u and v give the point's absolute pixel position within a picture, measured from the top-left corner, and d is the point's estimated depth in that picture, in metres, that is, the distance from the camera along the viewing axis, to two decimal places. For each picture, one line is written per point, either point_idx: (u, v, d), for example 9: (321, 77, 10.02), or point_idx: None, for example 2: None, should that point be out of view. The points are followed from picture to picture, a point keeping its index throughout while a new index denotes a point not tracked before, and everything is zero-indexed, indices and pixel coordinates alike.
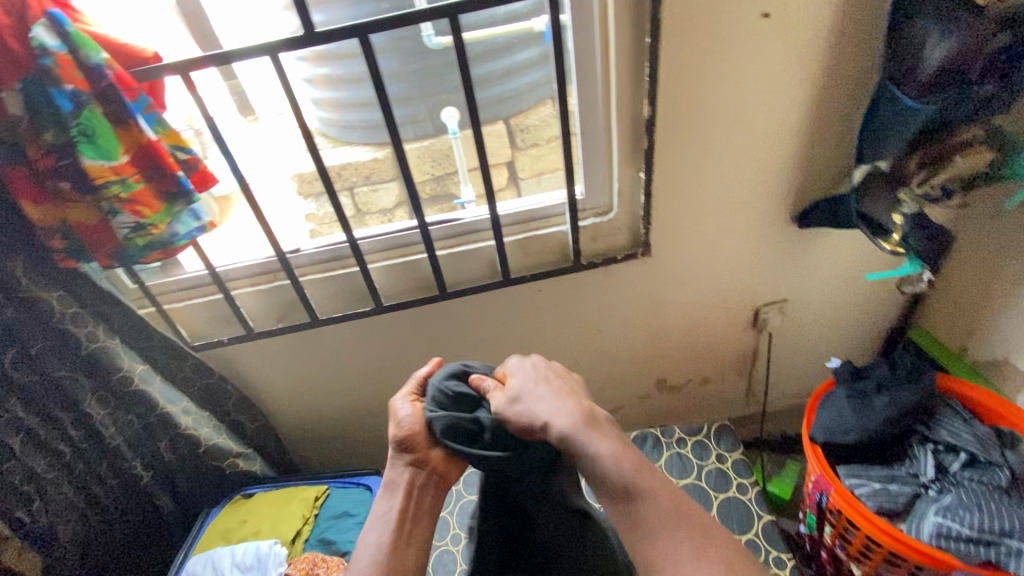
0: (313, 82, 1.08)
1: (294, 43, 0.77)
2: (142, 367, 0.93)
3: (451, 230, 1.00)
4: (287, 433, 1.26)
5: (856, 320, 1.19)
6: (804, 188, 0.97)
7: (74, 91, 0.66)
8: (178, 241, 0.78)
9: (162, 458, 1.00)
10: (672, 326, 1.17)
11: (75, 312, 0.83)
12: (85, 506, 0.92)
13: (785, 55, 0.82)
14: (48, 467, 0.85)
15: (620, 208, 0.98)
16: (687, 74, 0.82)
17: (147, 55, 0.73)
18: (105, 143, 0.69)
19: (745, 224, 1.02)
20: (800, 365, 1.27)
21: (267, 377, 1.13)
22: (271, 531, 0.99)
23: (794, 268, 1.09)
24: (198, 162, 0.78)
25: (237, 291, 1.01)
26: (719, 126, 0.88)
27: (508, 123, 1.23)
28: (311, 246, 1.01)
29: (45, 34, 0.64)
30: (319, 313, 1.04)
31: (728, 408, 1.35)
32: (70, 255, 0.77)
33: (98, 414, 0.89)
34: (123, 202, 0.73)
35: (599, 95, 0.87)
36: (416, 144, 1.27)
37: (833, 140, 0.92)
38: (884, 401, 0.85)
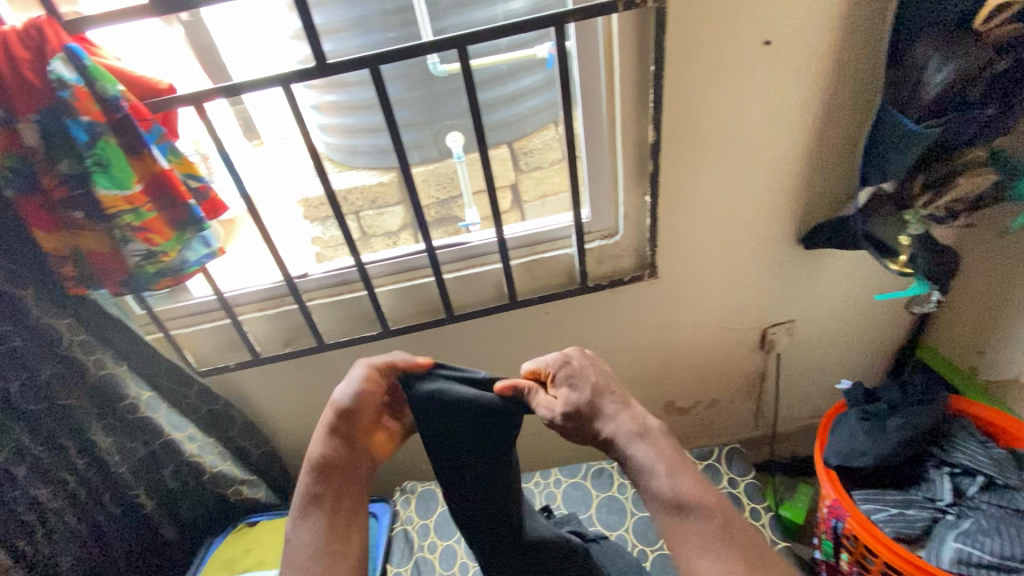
0: (321, 109, 1.11)
1: (306, 73, 0.79)
2: (149, 394, 0.92)
3: (458, 254, 1.01)
4: (291, 459, 1.24)
5: (865, 340, 1.18)
6: (809, 209, 0.98)
7: (89, 122, 0.67)
8: (188, 268, 0.79)
9: (165, 485, 0.98)
10: (679, 347, 1.16)
11: (83, 339, 0.82)
12: (87, 534, 0.92)
13: (787, 80, 0.83)
14: (51, 496, 0.85)
15: (626, 230, 0.98)
16: (690, 99, 0.84)
17: (162, 87, 0.74)
18: (118, 172, 0.70)
19: (752, 245, 1.02)
20: (808, 386, 1.26)
21: (273, 402, 1.12)
22: (276, 562, 0.97)
23: (801, 289, 1.09)
24: (209, 190, 0.79)
25: (244, 316, 1.01)
26: (723, 149, 0.89)
27: (512, 147, 1.25)
28: (319, 271, 1.01)
29: (64, 67, 0.65)
30: (326, 338, 1.04)
31: (737, 429, 1.34)
32: (81, 282, 0.78)
33: (104, 441, 0.89)
34: (135, 230, 0.73)
35: (605, 120, 0.88)
36: (421, 168, 1.29)
37: (836, 162, 0.92)
38: (898, 423, 0.84)
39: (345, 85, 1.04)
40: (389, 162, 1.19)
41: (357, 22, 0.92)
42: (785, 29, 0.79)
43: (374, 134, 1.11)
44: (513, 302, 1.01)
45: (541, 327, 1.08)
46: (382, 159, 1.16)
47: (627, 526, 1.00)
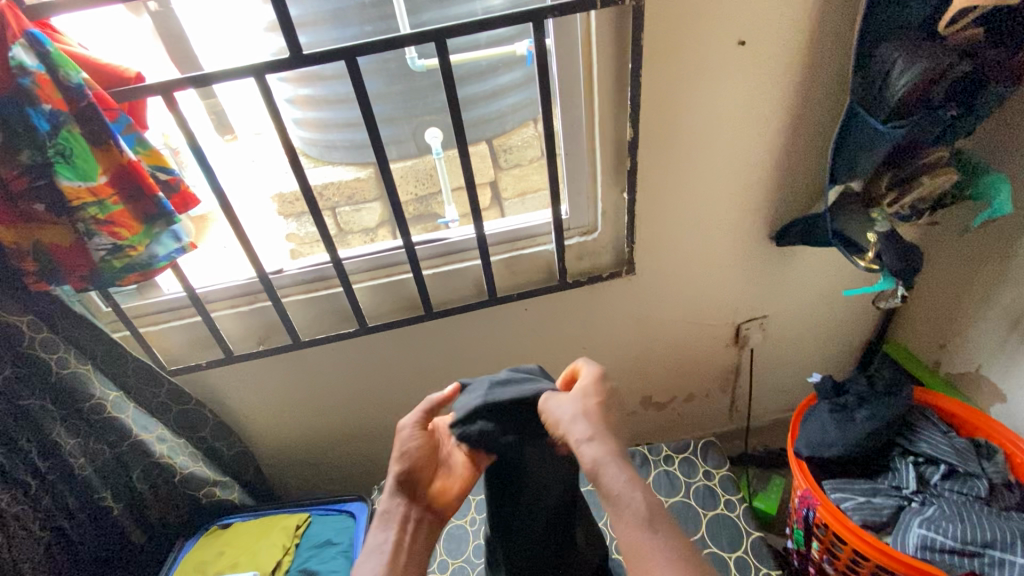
0: (295, 103, 1.08)
1: (280, 64, 0.77)
2: (116, 394, 0.89)
3: (437, 250, 1.00)
4: (266, 459, 1.22)
5: (834, 335, 1.22)
6: (781, 207, 1.00)
7: (52, 111, 0.65)
8: (156, 264, 0.76)
9: (134, 488, 0.96)
10: (656, 343, 1.18)
11: (45, 337, 0.79)
12: (49, 540, 0.88)
13: (761, 81, 0.85)
14: (10, 501, 0.82)
15: (604, 227, 0.99)
16: (667, 97, 0.84)
17: (130, 75, 0.72)
18: (82, 163, 0.67)
19: (727, 241, 1.04)
20: (781, 380, 1.29)
21: (247, 401, 1.10)
22: (249, 564, 0.95)
23: (774, 286, 1.12)
24: (179, 183, 0.76)
25: (217, 313, 0.99)
26: (698, 148, 0.91)
27: (491, 144, 1.24)
28: (294, 267, 0.99)
29: (24, 53, 0.63)
30: (302, 335, 1.02)
31: (712, 424, 1.36)
32: (43, 278, 0.75)
33: (68, 443, 0.86)
34: (100, 223, 0.71)
35: (584, 118, 0.88)
36: (399, 164, 1.28)
37: (808, 161, 0.95)
38: (865, 414, 0.86)
39: (322, 79, 1.02)
40: (365, 157, 1.17)
41: (333, 14, 0.91)
42: (759, 29, 0.80)
43: (351, 129, 1.10)
44: (492, 298, 1.01)
45: (521, 323, 1.08)
46: (359, 154, 1.15)
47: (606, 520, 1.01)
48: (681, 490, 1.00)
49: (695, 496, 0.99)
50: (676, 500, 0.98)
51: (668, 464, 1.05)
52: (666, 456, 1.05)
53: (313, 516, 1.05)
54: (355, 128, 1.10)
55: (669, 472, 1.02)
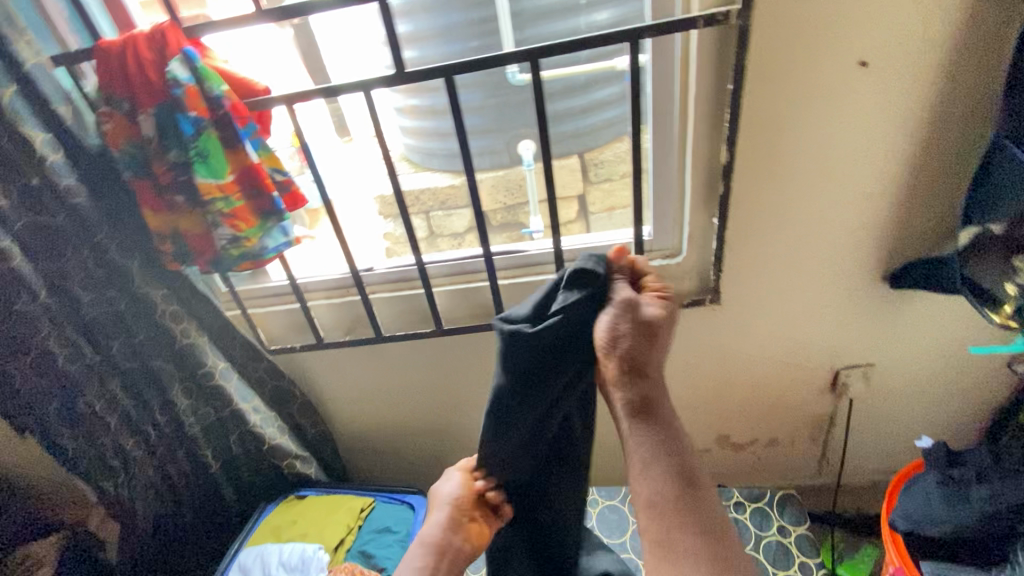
0: (403, 112, 1.20)
1: (385, 81, 0.82)
2: (223, 364, 1.00)
3: (515, 261, 1.01)
4: (341, 441, 1.30)
5: (953, 393, 1.07)
6: (898, 245, 0.90)
7: (196, 117, 0.75)
8: (266, 254, 0.85)
9: (229, 449, 1.08)
10: (738, 378, 1.10)
11: (174, 310, 0.92)
12: (161, 485, 1.02)
13: (882, 104, 0.77)
14: (134, 445, 0.95)
15: (689, 252, 0.95)
16: (770, 120, 0.79)
17: (258, 88, 0.81)
18: (216, 164, 0.78)
19: (830, 277, 0.95)
20: (883, 438, 1.15)
21: (331, 385, 1.19)
22: (317, 536, 1.04)
23: (882, 330, 1.00)
24: (291, 184, 0.84)
25: (313, 302, 1.09)
26: (805, 174, 0.84)
27: (584, 157, 1.27)
28: (384, 266, 1.06)
29: (180, 68, 0.74)
30: (383, 330, 1.09)
31: (799, 475, 1.24)
32: (177, 259, 0.86)
33: (181, 403, 0.98)
34: (224, 216, 0.81)
35: (676, 138, 0.85)
36: (491, 174, 1.36)
37: (934, 191, 0.84)
38: (983, 494, 0.75)
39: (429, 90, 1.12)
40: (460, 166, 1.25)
41: (451, 27, 0.98)
42: (884, 50, 0.73)
43: (476, 135, 1.18)
44: None
45: None
46: (451, 162, 1.24)
47: None
48: (749, 543, 0.92)
49: (764, 551, 0.91)
50: (743, 552, 0.91)
51: (738, 511, 0.97)
52: (738, 502, 0.98)
53: (377, 502, 1.10)
54: (480, 135, 1.19)
55: (738, 520, 0.95)
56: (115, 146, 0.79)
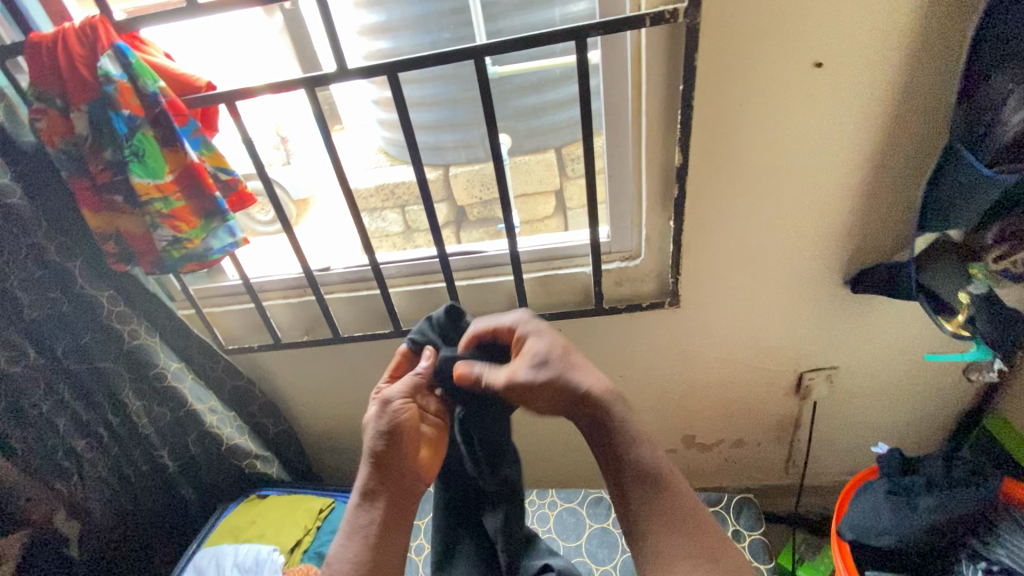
0: (379, 103, 1.16)
1: (331, 77, 0.79)
2: (177, 366, 0.99)
3: (473, 262, 1.00)
4: (307, 439, 1.29)
5: (918, 397, 1.06)
6: (857, 250, 0.88)
7: (130, 115, 0.73)
8: (211, 255, 0.83)
9: (187, 450, 1.06)
10: (701, 380, 1.09)
11: (121, 310, 0.90)
12: (118, 485, 1.01)
13: (836, 106, 0.75)
14: (86, 447, 0.94)
15: (647, 254, 0.93)
16: (722, 122, 0.77)
17: (201, 84, 0.79)
18: (153, 164, 0.75)
19: (791, 280, 0.93)
20: (849, 440, 1.14)
21: (294, 385, 1.18)
22: (273, 538, 1.03)
23: (843, 334, 0.99)
24: (237, 183, 0.82)
25: (270, 302, 1.07)
26: (760, 177, 0.82)
27: (559, 152, 1.24)
28: (340, 266, 1.04)
29: (111, 64, 0.71)
30: (342, 331, 1.08)
31: (765, 476, 1.24)
32: (121, 259, 0.84)
33: (134, 404, 0.96)
34: (164, 217, 0.78)
35: (630, 139, 0.83)
36: (467, 168, 1.31)
37: (891, 196, 0.83)
38: (931, 504, 0.74)
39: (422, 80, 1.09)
40: (439, 158, 1.23)
41: (426, 17, 0.95)
42: (838, 50, 0.71)
43: (447, 129, 1.16)
44: None
45: None
46: (431, 155, 1.22)
47: (617, 562, 0.92)
48: None
49: None
50: None
51: None
52: None
53: (337, 502, 1.10)
54: (452, 129, 1.16)
55: None
56: (51, 145, 0.76)
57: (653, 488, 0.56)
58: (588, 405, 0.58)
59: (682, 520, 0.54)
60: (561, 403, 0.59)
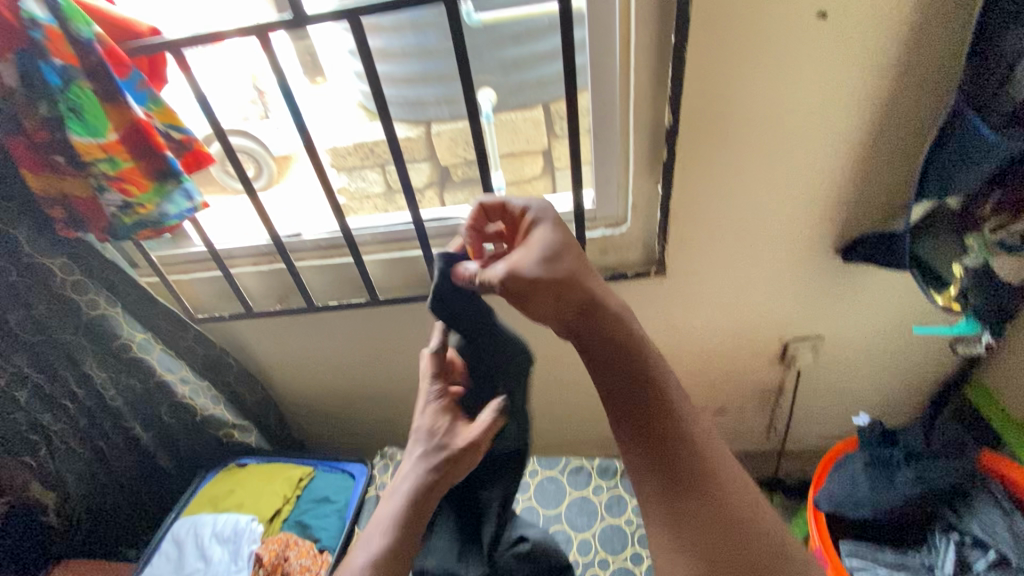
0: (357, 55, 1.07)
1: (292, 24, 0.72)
2: (142, 336, 0.95)
3: (451, 229, 0.95)
4: (287, 407, 1.27)
5: (902, 366, 1.05)
6: (850, 217, 0.85)
7: (63, 66, 0.66)
8: (167, 221, 0.78)
9: (161, 420, 1.03)
10: (685, 349, 1.07)
11: (76, 279, 0.85)
12: (91, 456, 0.99)
13: (837, 63, 0.70)
14: (52, 419, 0.91)
15: (633, 221, 0.89)
16: (716, 78, 0.72)
17: (143, 29, 0.72)
18: (93, 120, 0.68)
19: (780, 249, 0.90)
20: (830, 408, 1.14)
21: (270, 353, 1.15)
22: (252, 507, 1.02)
23: (831, 303, 0.97)
24: (192, 142, 0.77)
25: (239, 269, 1.02)
26: (753, 139, 0.77)
27: (546, 108, 1.18)
28: (311, 232, 0.99)
29: (35, 5, 0.63)
30: (316, 299, 1.04)
31: (746, 442, 1.24)
32: (71, 226, 0.78)
33: (99, 376, 0.93)
34: (111, 179, 0.73)
35: (618, 97, 0.77)
36: (449, 125, 1.22)
37: (890, 161, 0.78)
38: (908, 476, 0.74)
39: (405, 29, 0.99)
40: (422, 115, 1.15)
41: None
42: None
43: (426, 82, 1.08)
44: None
45: None
46: (413, 111, 1.14)
47: (596, 530, 0.93)
48: None
49: None
50: None
51: None
52: None
53: (317, 471, 1.09)
54: (431, 83, 1.08)
55: None
56: None
57: (684, 489, 0.50)
58: (613, 339, 0.57)
59: (700, 483, 0.50)
60: (565, 308, 0.58)
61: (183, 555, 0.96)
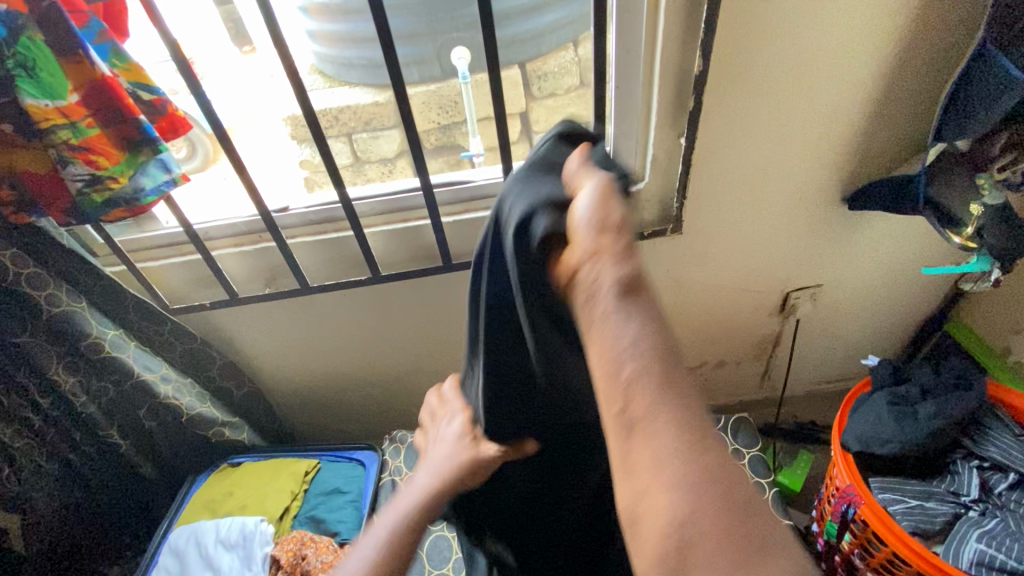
0: (309, 12, 0.97)
1: None
2: (115, 333, 0.83)
3: (459, 195, 0.89)
4: (275, 398, 1.18)
5: (892, 309, 1.10)
6: (862, 165, 0.86)
7: (8, 13, 0.54)
8: (144, 198, 0.67)
9: (141, 426, 0.93)
10: (692, 307, 1.08)
11: (32, 272, 0.73)
12: (60, 473, 0.88)
13: (867, 4, 0.69)
14: (13, 436, 0.79)
15: (652, 178, 0.86)
16: (748, 23, 0.69)
17: None
18: (48, 79, 0.57)
19: (793, 200, 0.90)
20: (822, 353, 1.19)
21: (256, 342, 1.05)
22: (258, 508, 0.94)
23: (833, 252, 0.99)
24: (165, 105, 0.67)
25: (219, 252, 0.92)
26: (777, 88, 0.75)
27: (525, 68, 1.14)
28: (301, 206, 0.90)
29: None
30: (310, 280, 0.95)
31: (741, 392, 1.28)
32: (23, 210, 0.66)
33: (67, 382, 0.81)
34: (73, 149, 0.61)
35: (643, 45, 0.73)
36: (422, 87, 1.18)
37: (904, 106, 0.79)
38: (929, 411, 0.77)
39: None
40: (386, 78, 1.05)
41: None
42: None
43: (408, 39, 0.99)
44: None
45: None
46: (377, 75, 1.05)
47: None
48: None
49: None
50: None
51: None
52: None
53: (323, 463, 1.02)
54: (409, 40, 1.00)
55: None
56: None
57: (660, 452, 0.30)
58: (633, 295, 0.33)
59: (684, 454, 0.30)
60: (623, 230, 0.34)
61: (188, 566, 0.89)
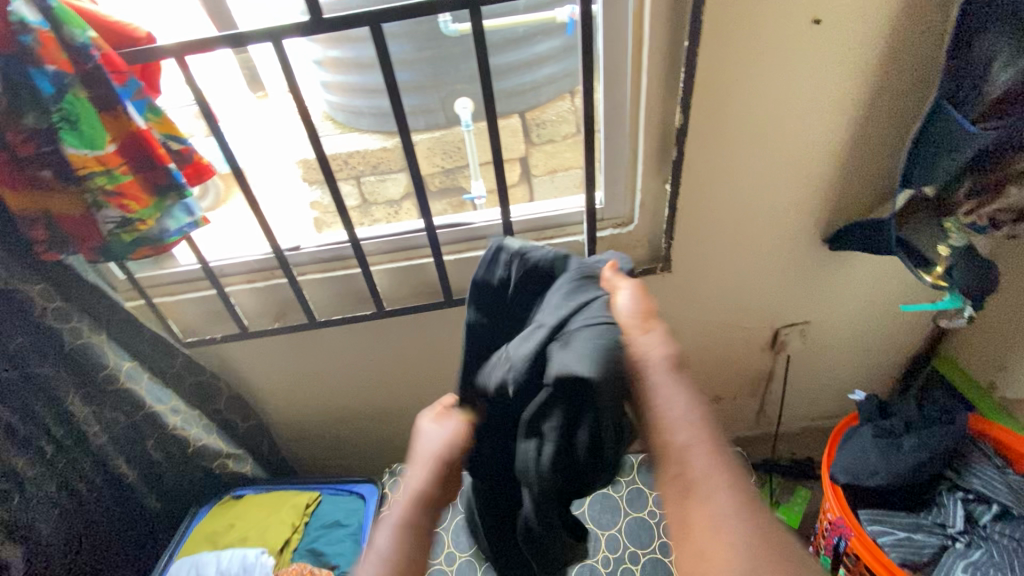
0: (322, 64, 1.04)
1: (300, 30, 0.70)
2: (130, 364, 0.88)
3: (460, 235, 0.94)
4: (278, 432, 1.20)
5: (880, 345, 1.14)
6: (840, 208, 0.91)
7: (56, 73, 0.60)
8: (167, 238, 0.73)
9: (147, 457, 0.95)
10: (686, 343, 1.11)
11: (57, 307, 0.78)
12: (67, 504, 0.88)
13: (830, 64, 0.76)
14: (27, 465, 0.81)
15: (641, 220, 0.92)
16: (723, 80, 0.76)
17: (139, 35, 0.67)
18: (89, 131, 0.63)
19: (776, 239, 0.95)
20: (815, 388, 1.22)
21: (262, 375, 1.09)
22: (258, 539, 0.95)
23: (818, 290, 1.04)
24: (192, 153, 0.73)
25: (232, 287, 0.97)
26: (753, 138, 0.82)
27: (524, 117, 1.20)
28: (312, 245, 0.95)
29: (26, 9, 0.58)
30: (317, 315, 1.00)
31: (738, 428, 1.30)
32: (53, 248, 0.71)
33: (82, 412, 0.85)
34: (109, 195, 0.68)
35: (628, 99, 0.80)
36: (428, 135, 1.25)
37: (874, 154, 0.85)
38: (913, 443, 0.80)
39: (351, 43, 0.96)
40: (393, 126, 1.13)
41: None
42: (837, 4, 0.71)
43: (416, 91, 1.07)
44: None
45: None
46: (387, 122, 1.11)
47: (620, 526, 0.94)
48: None
49: None
50: None
51: None
52: None
53: (324, 496, 1.04)
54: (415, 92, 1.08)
55: None
56: None
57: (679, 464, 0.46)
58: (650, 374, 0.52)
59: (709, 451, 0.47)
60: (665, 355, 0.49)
61: None
